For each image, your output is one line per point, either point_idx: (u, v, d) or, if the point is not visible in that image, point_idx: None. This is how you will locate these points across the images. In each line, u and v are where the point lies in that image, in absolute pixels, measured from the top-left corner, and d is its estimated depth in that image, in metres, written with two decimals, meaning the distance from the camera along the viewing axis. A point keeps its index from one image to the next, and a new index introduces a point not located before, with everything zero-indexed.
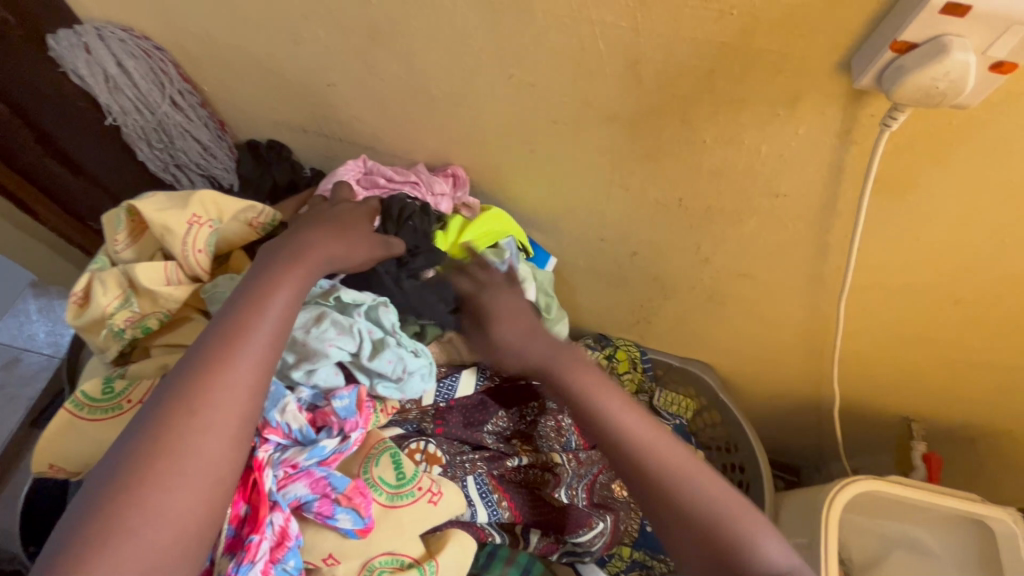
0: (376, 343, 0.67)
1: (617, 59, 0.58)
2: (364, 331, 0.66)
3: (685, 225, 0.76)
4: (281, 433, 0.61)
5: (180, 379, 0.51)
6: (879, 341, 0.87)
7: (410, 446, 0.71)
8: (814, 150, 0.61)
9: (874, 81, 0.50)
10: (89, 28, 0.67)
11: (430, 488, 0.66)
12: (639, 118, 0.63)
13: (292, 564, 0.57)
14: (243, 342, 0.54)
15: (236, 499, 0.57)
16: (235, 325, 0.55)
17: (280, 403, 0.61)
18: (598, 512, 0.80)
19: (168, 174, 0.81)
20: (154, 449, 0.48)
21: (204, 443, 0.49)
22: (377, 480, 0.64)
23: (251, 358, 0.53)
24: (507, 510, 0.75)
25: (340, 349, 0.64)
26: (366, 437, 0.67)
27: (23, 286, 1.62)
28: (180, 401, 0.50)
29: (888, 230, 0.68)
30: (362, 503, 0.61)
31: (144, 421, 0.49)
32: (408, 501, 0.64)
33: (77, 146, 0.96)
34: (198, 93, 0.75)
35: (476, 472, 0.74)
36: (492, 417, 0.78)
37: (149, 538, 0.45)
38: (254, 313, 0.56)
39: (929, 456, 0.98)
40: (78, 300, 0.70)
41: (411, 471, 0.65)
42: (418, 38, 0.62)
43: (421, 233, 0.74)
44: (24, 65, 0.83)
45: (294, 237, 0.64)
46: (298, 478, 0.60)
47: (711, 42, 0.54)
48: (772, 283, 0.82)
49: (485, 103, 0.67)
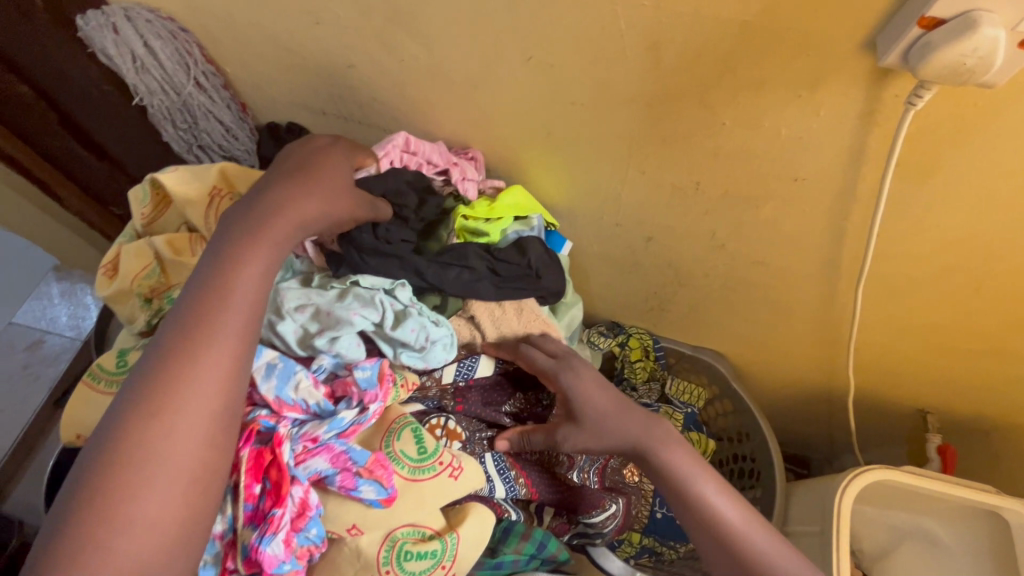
0: (398, 313, 0.69)
1: (637, 39, 0.58)
2: (388, 300, 0.69)
3: (702, 210, 0.75)
4: (300, 409, 0.63)
5: (146, 379, 0.51)
6: (896, 330, 0.87)
7: (431, 421, 0.72)
8: (835, 132, 0.60)
9: (899, 60, 0.50)
10: (117, 8, 0.68)
11: (452, 462, 0.66)
12: (658, 100, 0.63)
13: (315, 531, 0.60)
14: (209, 338, 0.53)
15: (248, 480, 0.58)
16: (199, 321, 0.53)
17: (292, 380, 0.63)
18: (611, 495, 0.81)
19: (191, 154, 0.83)
20: (123, 455, 0.47)
21: (177, 446, 0.49)
22: (398, 455, 0.64)
23: (219, 354, 0.53)
24: (525, 487, 0.76)
25: (365, 317, 0.67)
26: (385, 412, 0.68)
27: (46, 269, 1.66)
28: (146, 403, 0.49)
29: (908, 215, 0.68)
30: (383, 474, 0.62)
31: (111, 426, 0.49)
32: (429, 475, 0.64)
33: (101, 129, 0.98)
34: (221, 75, 0.76)
35: (493, 450, 0.75)
36: (509, 398, 0.80)
37: (126, 545, 0.45)
38: (218, 307, 0.54)
39: (945, 448, 0.98)
40: (108, 272, 0.73)
41: (433, 446, 0.65)
42: (439, 18, 0.62)
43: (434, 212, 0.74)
44: (50, 48, 0.84)
45: (250, 207, 0.61)
46: (319, 451, 0.61)
47: (733, 21, 0.53)
48: (789, 270, 0.81)
49: (504, 84, 0.67)
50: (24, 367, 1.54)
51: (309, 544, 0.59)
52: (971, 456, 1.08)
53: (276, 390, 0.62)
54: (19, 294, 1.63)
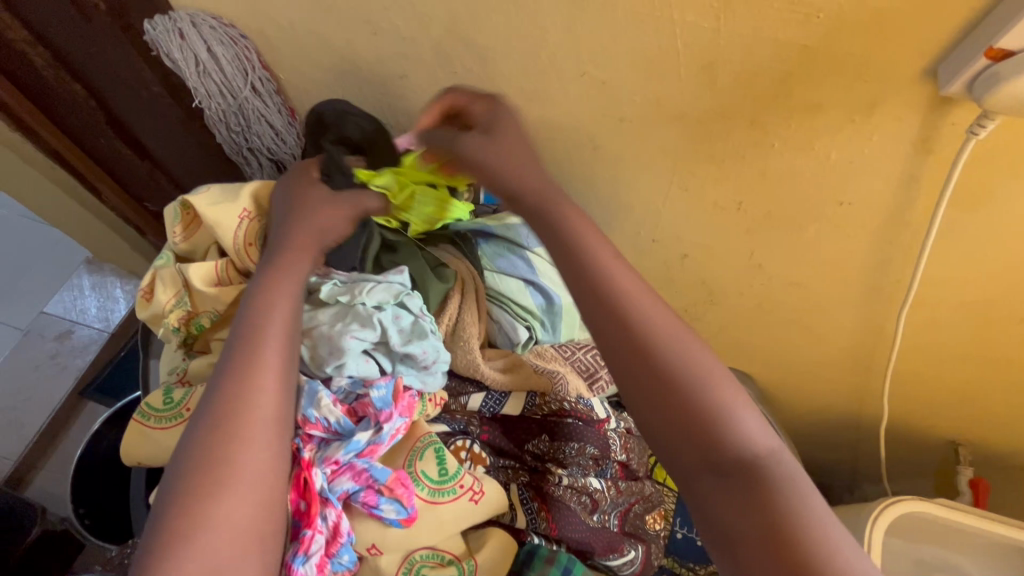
0: (409, 330, 0.67)
1: (693, 60, 0.59)
2: (389, 321, 0.66)
3: (742, 230, 0.75)
4: (321, 427, 0.62)
5: (212, 397, 0.55)
6: (936, 359, 0.85)
7: (456, 442, 0.72)
8: (888, 157, 0.60)
9: (963, 89, 0.51)
10: (183, 15, 0.71)
11: (472, 485, 0.65)
12: (708, 119, 0.63)
13: (347, 557, 0.59)
14: (263, 355, 0.57)
15: (292, 497, 0.59)
16: (253, 338, 0.58)
17: (316, 399, 0.62)
18: (629, 540, 0.75)
19: (241, 157, 0.84)
20: (204, 469, 0.50)
21: (254, 452, 0.53)
22: (418, 475, 0.64)
23: (276, 364, 0.58)
24: (544, 521, 0.71)
25: (359, 339, 0.65)
26: (412, 428, 0.68)
27: (80, 261, 1.70)
28: (217, 415, 0.53)
29: (958, 244, 0.67)
30: (404, 493, 0.61)
31: (189, 441, 0.53)
32: (450, 497, 0.64)
33: (147, 128, 1.00)
34: (275, 80, 0.79)
35: (518, 480, 0.74)
36: (534, 439, 0.76)
37: (209, 544, 0.47)
38: (268, 322, 0.59)
39: (977, 482, 0.95)
40: (145, 295, 0.75)
41: (454, 468, 0.65)
42: (497, 33, 0.64)
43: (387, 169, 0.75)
44: (107, 48, 0.87)
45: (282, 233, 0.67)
46: (343, 472, 0.61)
47: (792, 45, 0.54)
48: (827, 293, 0.80)
49: (554, 98, 0.68)
50: (54, 356, 1.56)
51: (340, 569, 0.59)
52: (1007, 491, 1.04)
53: (301, 411, 0.62)
54: (52, 284, 1.67)
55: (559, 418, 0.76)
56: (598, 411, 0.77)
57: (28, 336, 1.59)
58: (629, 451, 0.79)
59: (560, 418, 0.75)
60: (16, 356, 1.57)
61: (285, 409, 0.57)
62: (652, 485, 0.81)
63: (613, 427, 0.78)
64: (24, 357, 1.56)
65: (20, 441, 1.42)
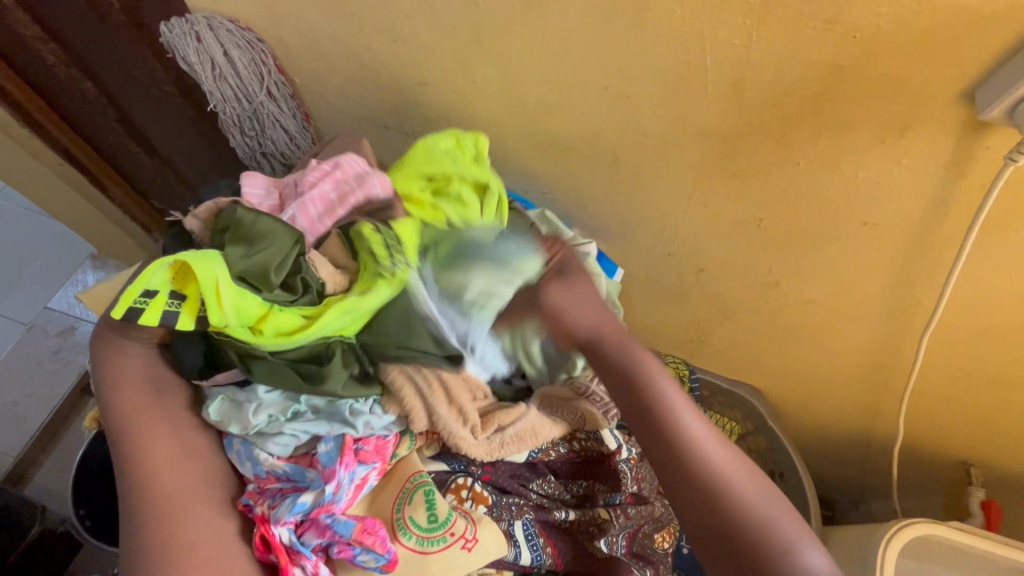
0: (326, 413, 0.63)
1: (721, 76, 0.57)
2: (302, 421, 0.62)
3: (761, 246, 0.73)
4: (275, 480, 0.61)
5: (134, 499, 0.57)
6: (955, 381, 0.83)
7: (457, 481, 0.67)
8: (916, 177, 0.59)
9: (1002, 115, 0.50)
10: (200, 18, 0.71)
11: (465, 533, 0.61)
12: (733, 136, 0.62)
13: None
14: (159, 442, 0.59)
15: (258, 553, 0.58)
16: (142, 436, 0.59)
17: (256, 458, 0.61)
18: (638, 563, 0.72)
19: (254, 161, 0.84)
20: (157, 559, 0.54)
21: (190, 523, 0.56)
22: (407, 521, 0.61)
23: (167, 441, 0.60)
24: (551, 556, 0.70)
25: (284, 445, 0.61)
26: (400, 468, 0.65)
27: (85, 256, 1.69)
28: (145, 513, 0.56)
29: (985, 268, 0.66)
30: (376, 541, 0.58)
31: (131, 548, 0.55)
32: (439, 547, 0.60)
33: (156, 126, 0.99)
34: (291, 85, 0.78)
35: (523, 516, 0.69)
36: (539, 479, 0.72)
37: None
38: (140, 422, 0.60)
39: (989, 505, 0.92)
40: None
41: (444, 514, 0.61)
42: (520, 44, 0.63)
43: (241, 240, 0.58)
44: (120, 48, 0.87)
45: (100, 347, 0.63)
46: (309, 527, 0.59)
47: (825, 64, 0.53)
48: (845, 313, 0.78)
49: (574, 110, 0.67)
50: (56, 351, 1.55)
51: None
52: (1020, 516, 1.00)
53: (251, 471, 0.61)
54: (57, 279, 1.66)
55: (570, 457, 0.75)
56: (608, 442, 0.73)
57: (31, 330, 1.58)
58: (640, 480, 0.74)
59: (568, 457, 0.74)
60: (17, 350, 1.55)
61: (189, 476, 0.59)
62: (660, 505, 0.77)
63: (624, 459, 0.73)
64: (26, 352, 1.55)
65: (19, 437, 1.41)
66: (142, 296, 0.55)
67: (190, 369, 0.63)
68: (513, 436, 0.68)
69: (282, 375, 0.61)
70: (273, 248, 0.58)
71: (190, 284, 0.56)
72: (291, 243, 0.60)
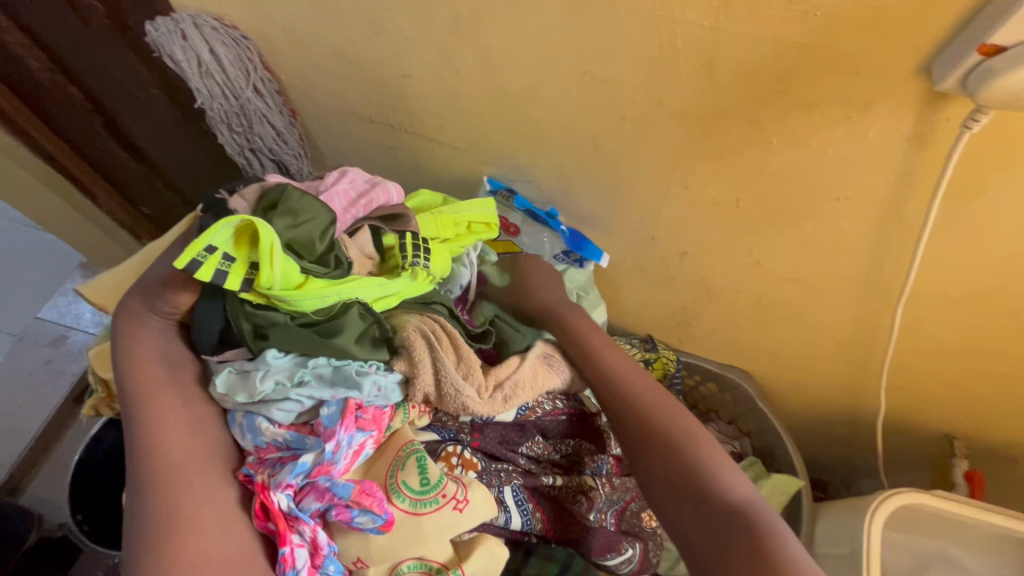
0: (333, 379, 0.64)
1: (692, 58, 0.60)
2: (308, 387, 0.63)
3: (740, 225, 0.75)
4: (275, 449, 0.62)
5: (140, 471, 0.57)
6: (934, 355, 0.83)
7: (446, 449, 0.69)
8: (882, 152, 0.62)
9: (957, 85, 0.53)
10: (186, 17, 0.73)
11: (456, 494, 0.62)
12: (707, 117, 0.65)
13: (333, 569, 0.58)
14: (167, 415, 0.60)
15: (258, 521, 0.58)
16: (152, 408, 0.61)
17: (257, 427, 0.62)
18: (627, 538, 0.75)
19: (241, 157, 0.85)
20: (163, 525, 0.54)
21: (196, 493, 0.57)
22: (400, 485, 0.61)
23: (177, 413, 0.61)
24: (540, 522, 0.72)
25: (289, 411, 0.62)
26: (395, 439, 0.65)
27: (73, 267, 1.68)
28: (151, 482, 0.56)
29: (954, 236, 0.68)
30: (374, 502, 0.59)
31: (137, 515, 0.55)
32: (432, 507, 0.61)
33: (143, 130, 1.00)
34: (276, 82, 0.80)
35: (512, 482, 0.71)
36: (528, 440, 0.74)
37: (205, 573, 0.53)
38: (152, 394, 0.61)
39: (972, 474, 0.92)
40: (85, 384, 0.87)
41: (435, 477, 0.62)
42: (499, 32, 0.65)
43: (292, 211, 0.62)
44: (104, 53, 0.88)
45: (122, 321, 0.66)
46: (308, 492, 0.59)
47: (791, 42, 0.56)
48: (824, 289, 0.80)
49: (554, 95, 0.69)
50: (47, 362, 1.54)
51: None
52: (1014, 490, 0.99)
53: (251, 442, 0.62)
54: (46, 290, 1.65)
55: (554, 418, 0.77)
56: (590, 404, 0.80)
57: (21, 342, 1.57)
58: (624, 445, 0.79)
59: (556, 417, 0.77)
60: (9, 362, 1.54)
61: None
62: None
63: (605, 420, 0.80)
64: (18, 363, 1.54)
65: (11, 449, 1.39)
66: (205, 250, 0.57)
67: (206, 346, 0.65)
68: (513, 390, 0.69)
69: (296, 336, 0.63)
70: (315, 223, 0.63)
71: (250, 248, 0.60)
72: (330, 221, 0.65)
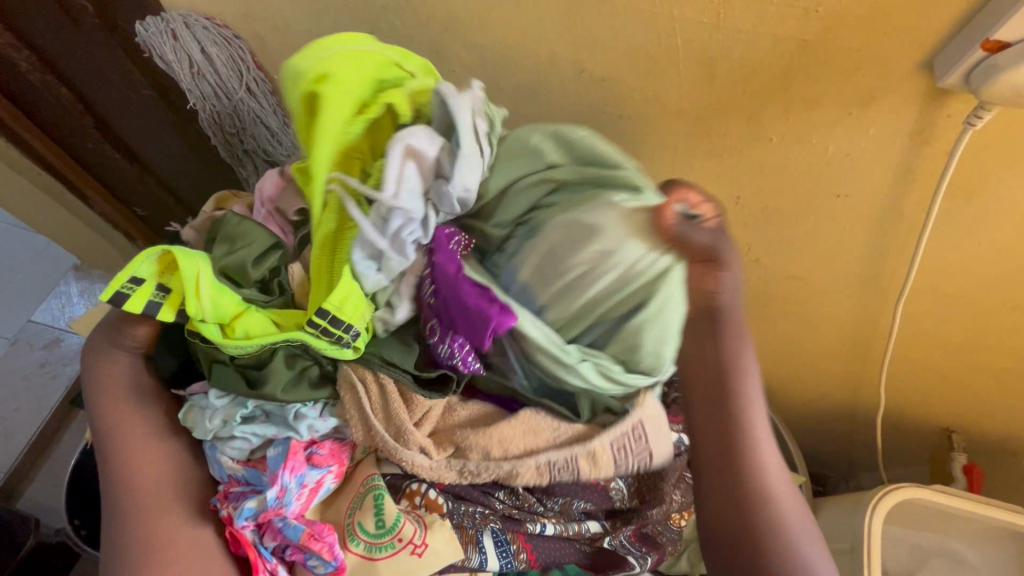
0: (277, 417, 0.61)
1: (692, 56, 0.60)
2: (254, 425, 0.61)
3: (738, 223, 0.75)
4: (236, 484, 0.62)
5: (120, 503, 0.60)
6: (934, 350, 0.83)
7: (411, 487, 0.65)
8: (882, 150, 0.62)
9: (960, 82, 0.53)
10: (176, 16, 0.71)
11: (413, 538, 0.62)
12: (706, 116, 0.65)
13: None
14: (142, 451, 0.62)
15: (233, 547, 0.61)
16: (127, 445, 0.62)
17: (218, 462, 0.62)
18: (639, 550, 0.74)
19: (235, 159, 0.84)
20: (137, 561, 0.57)
21: (171, 524, 0.60)
22: (355, 528, 0.62)
23: (151, 446, 0.62)
24: (524, 559, 0.69)
25: (240, 449, 0.61)
26: (358, 471, 0.65)
27: (66, 268, 1.66)
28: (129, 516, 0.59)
29: (953, 232, 0.68)
30: (323, 547, 0.59)
31: (113, 549, 0.58)
32: (386, 552, 0.61)
33: (135, 131, 0.98)
34: (270, 81, 0.79)
35: (489, 525, 0.67)
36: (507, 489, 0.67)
37: None
38: (124, 433, 0.62)
39: (971, 468, 0.92)
40: None
41: (391, 520, 0.62)
42: (496, 31, 0.64)
43: (229, 236, 0.62)
44: (94, 53, 0.86)
45: (89, 355, 0.64)
46: (267, 530, 0.60)
47: (792, 40, 0.56)
48: (823, 287, 0.79)
49: (552, 94, 0.69)
50: (42, 365, 1.53)
51: None
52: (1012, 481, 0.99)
53: (215, 475, 0.63)
54: (39, 293, 1.63)
55: None
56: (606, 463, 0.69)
57: (15, 345, 1.56)
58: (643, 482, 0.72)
59: None
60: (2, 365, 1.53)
61: None
62: (677, 497, 0.74)
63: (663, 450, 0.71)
64: (12, 367, 1.52)
65: (6, 455, 1.38)
66: (130, 283, 0.55)
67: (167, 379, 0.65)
68: (473, 468, 0.62)
69: (227, 379, 0.59)
70: (252, 248, 0.61)
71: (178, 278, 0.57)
72: (270, 245, 0.63)
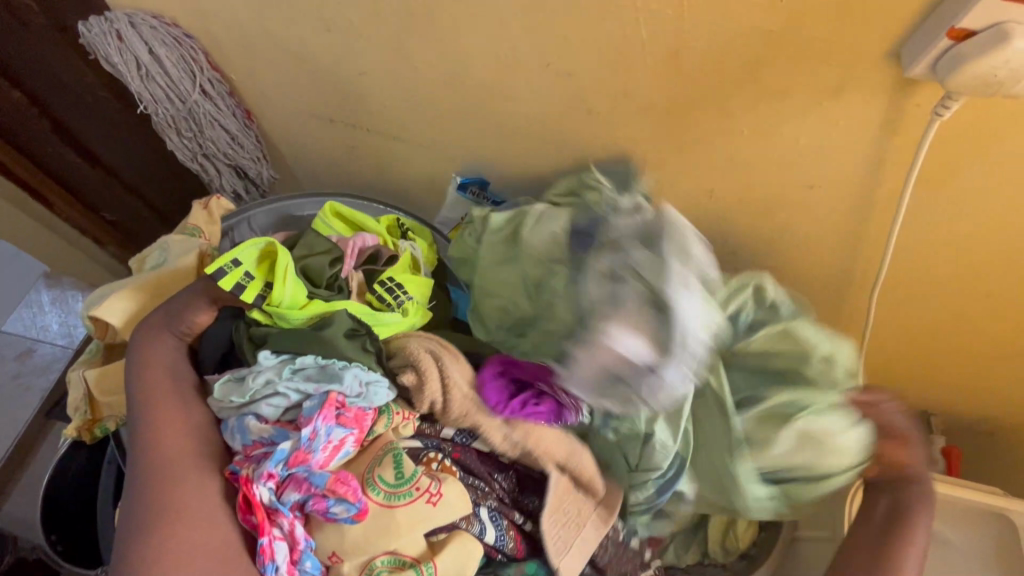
0: (319, 376, 0.61)
1: (658, 48, 0.58)
2: (297, 380, 0.61)
3: (713, 216, 0.74)
4: (260, 447, 0.60)
5: (142, 475, 0.58)
6: (909, 338, 0.83)
7: (427, 455, 0.66)
8: (854, 140, 0.61)
9: (926, 71, 0.52)
10: (120, 15, 0.68)
11: (430, 487, 0.61)
12: (677, 109, 0.63)
13: (310, 565, 0.57)
14: (170, 427, 0.61)
15: (242, 513, 0.58)
16: (159, 421, 0.61)
17: (245, 426, 0.61)
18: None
19: (194, 164, 0.81)
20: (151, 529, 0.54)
21: (189, 494, 0.57)
22: (375, 479, 0.60)
23: (177, 423, 0.61)
24: (512, 541, 0.67)
25: (276, 406, 0.61)
26: (374, 441, 0.63)
27: (37, 276, 1.62)
28: (149, 488, 0.57)
29: (926, 221, 0.67)
30: (348, 490, 0.58)
31: (131, 521, 0.56)
32: (405, 501, 0.59)
33: (95, 135, 0.95)
34: (226, 82, 0.76)
35: (487, 501, 0.67)
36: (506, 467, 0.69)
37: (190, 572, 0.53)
38: (157, 408, 0.62)
39: (949, 450, 0.93)
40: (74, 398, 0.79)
41: (411, 470, 0.61)
42: (456, 27, 0.62)
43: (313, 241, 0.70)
44: (44, 54, 0.83)
45: (139, 333, 0.66)
46: (287, 485, 0.58)
47: (757, 30, 0.54)
48: (800, 277, 0.79)
49: (518, 90, 0.67)
50: (15, 376, 1.48)
51: None
52: (988, 463, 1.00)
53: (238, 442, 0.61)
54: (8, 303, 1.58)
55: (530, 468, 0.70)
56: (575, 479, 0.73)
57: None
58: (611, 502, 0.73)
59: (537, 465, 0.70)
60: None
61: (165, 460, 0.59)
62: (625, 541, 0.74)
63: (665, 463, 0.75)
64: None
65: None
66: (231, 262, 0.63)
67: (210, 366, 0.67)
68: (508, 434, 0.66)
69: (290, 340, 0.63)
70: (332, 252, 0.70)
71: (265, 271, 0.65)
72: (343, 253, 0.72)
